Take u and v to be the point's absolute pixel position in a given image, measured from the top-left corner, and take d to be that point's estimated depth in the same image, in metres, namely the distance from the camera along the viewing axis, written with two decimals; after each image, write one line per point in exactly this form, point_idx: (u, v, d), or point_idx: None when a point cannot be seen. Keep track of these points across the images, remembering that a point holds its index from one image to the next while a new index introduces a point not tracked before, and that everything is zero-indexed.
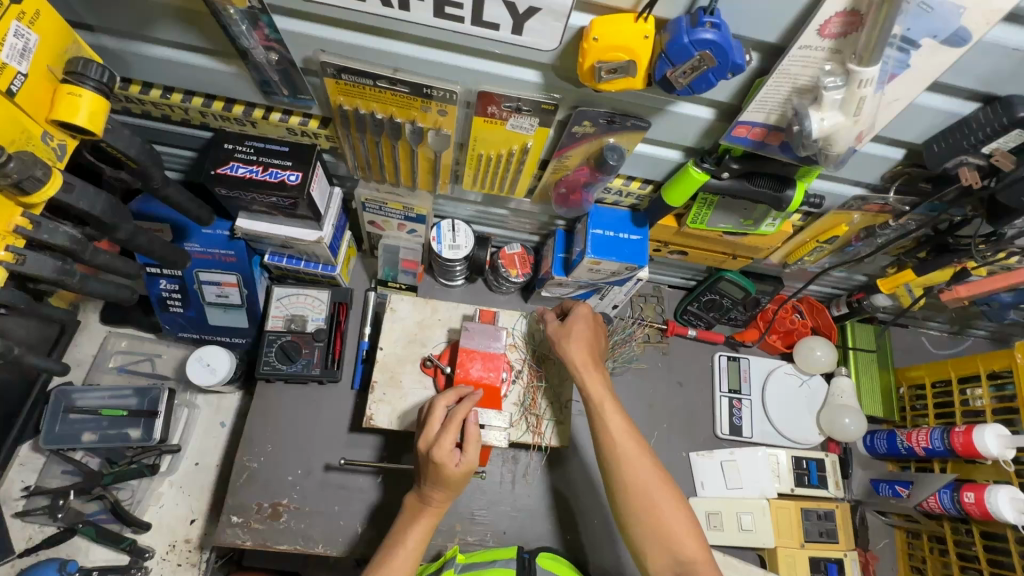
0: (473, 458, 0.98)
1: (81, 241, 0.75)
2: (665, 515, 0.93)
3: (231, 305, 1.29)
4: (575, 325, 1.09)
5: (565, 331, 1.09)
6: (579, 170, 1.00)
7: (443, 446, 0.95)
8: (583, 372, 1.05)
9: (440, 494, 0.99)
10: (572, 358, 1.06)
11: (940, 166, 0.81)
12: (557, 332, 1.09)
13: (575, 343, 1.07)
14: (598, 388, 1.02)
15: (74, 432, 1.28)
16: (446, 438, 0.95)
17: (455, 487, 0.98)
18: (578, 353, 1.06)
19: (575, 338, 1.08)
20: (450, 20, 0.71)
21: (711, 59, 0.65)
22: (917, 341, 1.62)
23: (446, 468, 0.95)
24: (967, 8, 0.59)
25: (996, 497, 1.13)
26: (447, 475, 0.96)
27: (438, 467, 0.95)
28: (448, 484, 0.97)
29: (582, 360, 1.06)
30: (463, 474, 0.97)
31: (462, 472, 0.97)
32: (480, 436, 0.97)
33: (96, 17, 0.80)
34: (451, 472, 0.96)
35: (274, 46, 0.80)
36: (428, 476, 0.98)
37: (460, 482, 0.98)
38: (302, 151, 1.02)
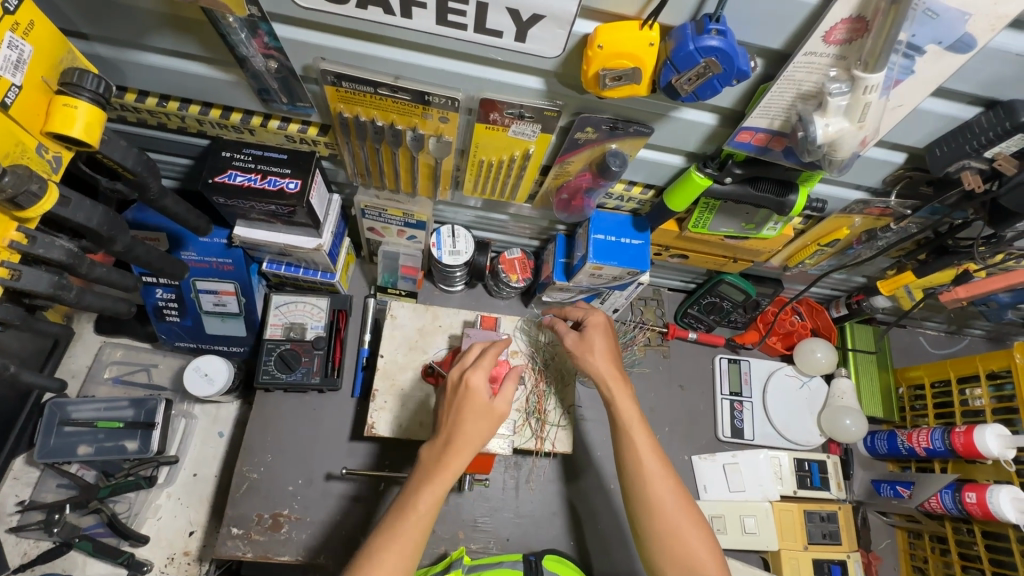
0: (506, 400, 0.90)
1: (78, 255, 0.73)
2: (688, 542, 0.88)
3: (229, 314, 1.27)
4: (595, 338, 1.07)
5: (586, 343, 1.06)
6: (581, 175, 1.00)
7: (476, 371, 0.90)
8: (610, 387, 1.01)
9: (464, 439, 0.87)
10: (598, 372, 1.03)
11: (943, 170, 0.81)
12: (578, 343, 1.07)
13: (599, 356, 1.04)
14: (627, 406, 0.98)
15: (70, 445, 1.26)
16: (479, 366, 0.91)
17: (483, 429, 0.88)
18: (603, 366, 1.04)
19: (599, 351, 1.05)
20: (453, 28, 0.70)
21: (716, 66, 0.64)
22: (915, 341, 1.62)
23: (477, 394, 0.88)
24: (973, 15, 0.59)
25: (997, 496, 1.14)
26: (478, 406, 0.88)
27: (469, 394, 0.89)
28: (476, 418, 0.88)
29: (608, 374, 1.02)
30: (494, 413, 0.89)
31: (495, 407, 0.89)
32: (518, 377, 0.92)
33: (91, 25, 0.78)
34: (482, 403, 0.88)
35: (273, 54, 0.79)
36: (452, 415, 0.89)
37: (489, 424, 0.88)
38: (301, 158, 1.01)
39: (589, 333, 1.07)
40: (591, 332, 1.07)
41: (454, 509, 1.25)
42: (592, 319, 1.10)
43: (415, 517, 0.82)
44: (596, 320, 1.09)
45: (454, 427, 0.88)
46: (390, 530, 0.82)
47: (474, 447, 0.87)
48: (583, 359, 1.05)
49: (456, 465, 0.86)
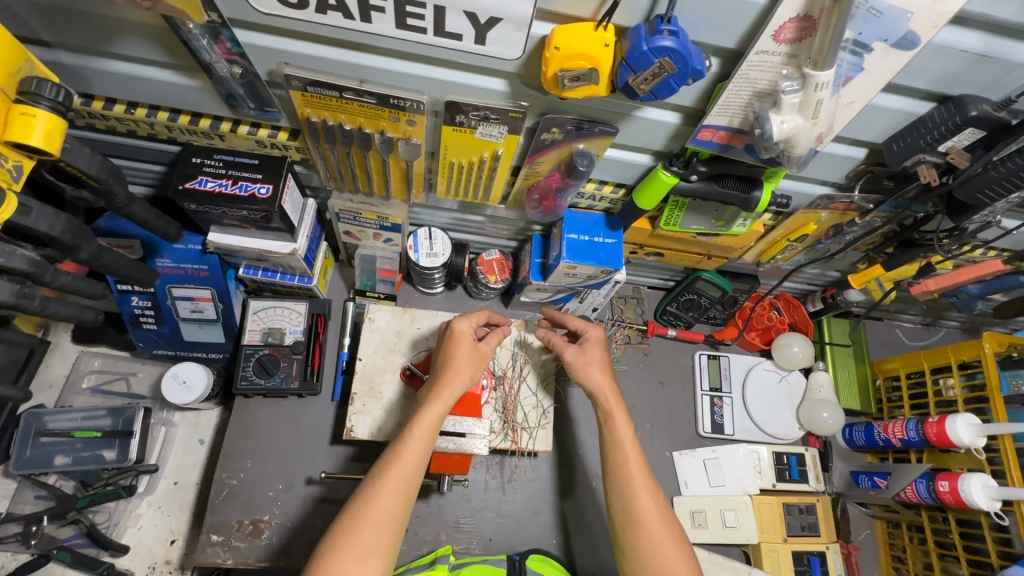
0: (491, 346, 1.01)
1: (41, 263, 0.73)
2: (665, 556, 0.89)
3: (206, 320, 1.26)
4: (594, 353, 1.04)
5: (586, 358, 1.04)
6: (551, 175, 1.01)
7: (462, 320, 1.01)
8: (606, 405, 1.01)
9: (455, 378, 0.95)
10: (596, 389, 1.02)
11: (900, 164, 0.83)
12: (577, 357, 1.05)
13: (597, 371, 1.04)
14: (622, 426, 0.99)
15: (47, 456, 1.25)
16: (464, 318, 1.02)
17: (472, 370, 0.97)
18: (601, 379, 1.03)
19: (596, 367, 1.04)
20: (413, 31, 0.71)
21: (671, 65, 0.66)
22: (892, 334, 1.65)
23: (464, 339, 0.98)
24: (915, 13, 0.60)
25: (968, 484, 1.15)
26: (466, 349, 0.98)
27: (456, 338, 0.98)
28: (466, 360, 0.97)
29: (604, 390, 1.02)
30: (482, 356, 0.99)
31: (481, 351, 0.99)
32: (504, 329, 1.03)
33: (53, 33, 0.78)
34: (469, 347, 0.98)
35: (237, 59, 0.80)
36: (444, 358, 0.97)
37: (476, 365, 0.98)
38: (273, 163, 1.01)
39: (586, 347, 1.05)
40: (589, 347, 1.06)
41: (436, 510, 1.25)
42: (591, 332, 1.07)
43: (413, 445, 0.88)
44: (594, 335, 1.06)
45: (446, 366, 0.96)
46: (393, 456, 0.88)
47: (464, 383, 0.95)
48: (581, 372, 1.04)
49: (449, 401, 0.93)
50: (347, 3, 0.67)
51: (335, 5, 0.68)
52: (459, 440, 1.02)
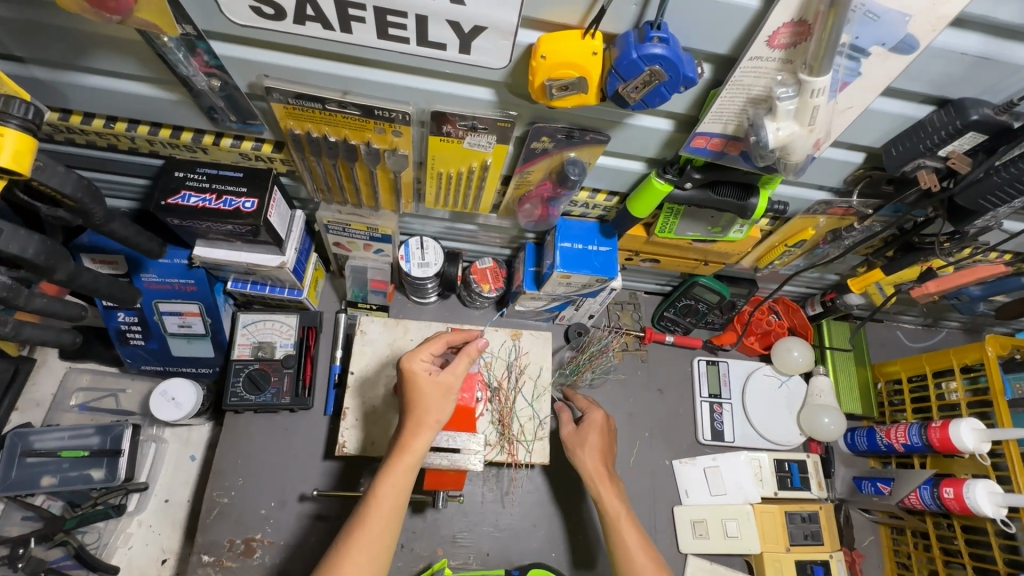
0: (455, 373, 0.92)
1: (14, 287, 0.71)
2: None
3: (195, 335, 1.24)
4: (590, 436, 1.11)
5: (580, 440, 1.10)
6: (542, 184, 0.98)
7: (417, 355, 0.92)
8: (597, 482, 1.04)
9: (420, 423, 0.89)
10: (586, 469, 1.07)
11: (900, 169, 0.80)
12: (573, 439, 1.11)
13: (590, 453, 1.08)
14: (611, 497, 1.01)
15: (33, 477, 1.22)
16: (422, 351, 0.94)
17: (437, 408, 0.90)
18: (592, 464, 1.07)
19: (591, 446, 1.08)
20: (395, 42, 0.69)
21: (661, 74, 0.63)
22: (892, 335, 1.63)
23: (420, 378, 0.90)
24: (913, 15, 0.58)
25: (973, 490, 1.13)
26: (427, 387, 0.90)
27: (412, 378, 0.90)
28: (429, 399, 0.90)
29: (595, 471, 1.06)
30: (445, 388, 0.91)
31: (442, 384, 0.91)
32: (469, 352, 0.93)
33: (24, 47, 0.76)
34: (429, 383, 0.90)
35: (214, 72, 0.77)
36: (406, 402, 0.91)
37: (440, 400, 0.90)
38: (258, 176, 0.99)
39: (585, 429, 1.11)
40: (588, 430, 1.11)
41: (432, 525, 1.23)
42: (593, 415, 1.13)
43: (380, 507, 0.85)
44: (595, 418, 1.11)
45: (408, 411, 0.90)
46: (360, 521, 0.84)
47: (430, 425, 0.89)
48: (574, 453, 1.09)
49: (416, 449, 0.88)
50: (326, 14, 0.65)
51: (314, 15, 0.65)
52: (452, 456, 1.00)
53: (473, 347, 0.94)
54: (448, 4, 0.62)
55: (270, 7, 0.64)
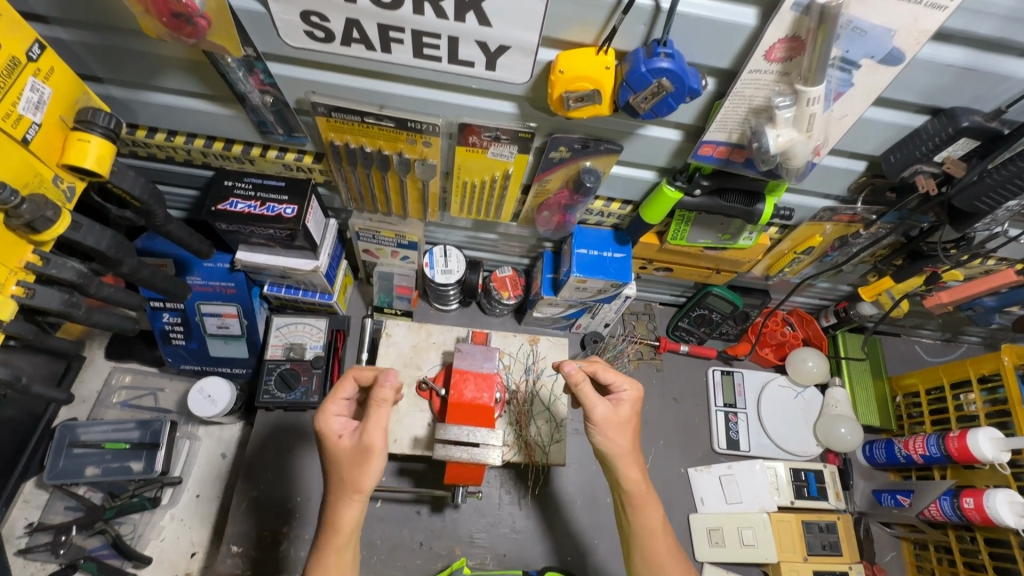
0: (370, 432, 0.86)
1: (88, 275, 0.79)
2: None
3: (231, 336, 1.32)
4: (626, 415, 0.94)
5: (621, 420, 0.93)
6: (560, 193, 1.05)
7: (328, 414, 0.90)
8: (638, 496, 0.93)
9: (342, 494, 0.87)
10: (628, 482, 0.92)
11: (899, 175, 0.86)
12: (609, 423, 0.92)
13: (627, 436, 0.93)
14: (652, 510, 0.93)
15: (79, 467, 1.31)
16: (333, 407, 0.91)
17: (357, 475, 0.86)
18: (626, 446, 0.93)
19: (627, 430, 0.94)
20: (428, 60, 0.77)
21: (668, 85, 0.70)
22: (911, 349, 1.62)
23: (329, 439, 0.88)
24: (897, 30, 0.64)
25: (993, 500, 1.13)
26: (341, 454, 0.87)
27: (326, 440, 0.89)
28: (354, 465, 0.87)
29: (637, 479, 0.93)
30: (362, 452, 0.86)
31: (354, 449, 0.87)
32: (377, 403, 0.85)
33: (106, 70, 0.87)
34: (338, 447, 0.88)
35: (268, 89, 0.87)
36: (329, 473, 0.89)
37: (358, 464, 0.86)
38: (298, 185, 1.07)
39: (617, 403, 0.95)
40: (621, 406, 0.94)
41: (451, 525, 1.26)
42: (627, 390, 0.95)
43: None
44: (629, 395, 0.95)
45: (332, 476, 0.89)
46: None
47: (361, 487, 0.86)
48: (608, 437, 0.92)
49: (344, 520, 0.87)
50: (369, 36, 0.74)
51: (358, 37, 0.74)
52: (474, 449, 1.03)
53: (379, 391, 0.87)
54: (477, 26, 0.70)
55: (321, 31, 0.74)
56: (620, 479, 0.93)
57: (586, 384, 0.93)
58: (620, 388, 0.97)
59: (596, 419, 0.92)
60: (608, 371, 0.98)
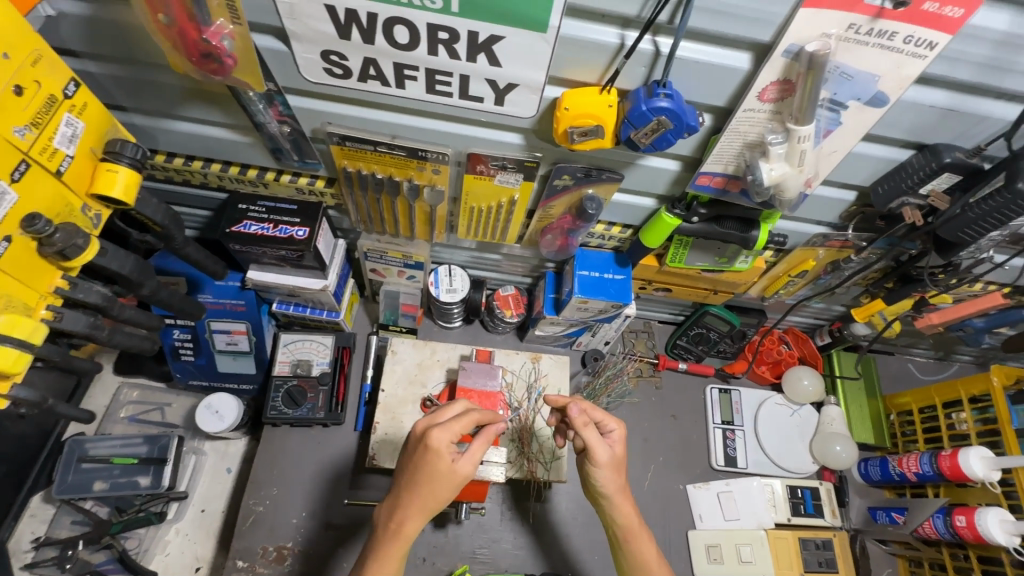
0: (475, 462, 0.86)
1: (111, 298, 0.83)
2: None
3: (240, 352, 1.35)
4: (620, 454, 0.95)
5: (618, 460, 0.94)
6: (563, 218, 1.09)
7: (447, 430, 0.85)
8: (629, 530, 0.95)
9: (418, 510, 0.85)
10: (623, 517, 0.94)
11: (887, 206, 0.90)
12: (610, 462, 0.93)
13: (622, 476, 0.95)
14: (646, 545, 0.95)
15: (86, 481, 1.31)
16: (454, 424, 0.86)
17: (442, 496, 0.85)
18: (621, 483, 0.94)
19: (622, 470, 0.95)
20: (441, 96, 0.81)
21: (667, 123, 0.74)
22: (904, 368, 1.66)
23: (442, 459, 0.83)
24: (881, 76, 0.68)
25: (984, 518, 1.15)
26: (443, 476, 0.84)
27: (433, 457, 0.83)
28: (439, 486, 0.84)
29: (629, 514, 0.95)
30: (458, 479, 0.84)
31: (456, 473, 0.84)
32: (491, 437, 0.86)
33: (131, 99, 0.91)
34: (446, 469, 0.84)
35: (286, 120, 0.91)
36: (411, 484, 0.85)
37: (451, 488, 0.85)
38: (310, 208, 1.11)
39: (611, 444, 0.95)
40: (615, 446, 0.95)
41: (453, 541, 1.27)
42: (616, 429, 0.96)
43: None
44: (620, 434, 0.96)
45: (414, 490, 0.85)
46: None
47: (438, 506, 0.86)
48: (609, 477, 0.93)
49: (409, 534, 0.86)
50: (385, 73, 0.78)
51: (375, 74, 0.78)
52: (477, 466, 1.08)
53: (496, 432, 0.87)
54: (488, 66, 0.75)
55: (339, 69, 0.78)
56: (614, 515, 0.95)
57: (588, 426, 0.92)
58: (609, 427, 0.97)
59: (600, 462, 0.91)
60: (597, 410, 0.98)
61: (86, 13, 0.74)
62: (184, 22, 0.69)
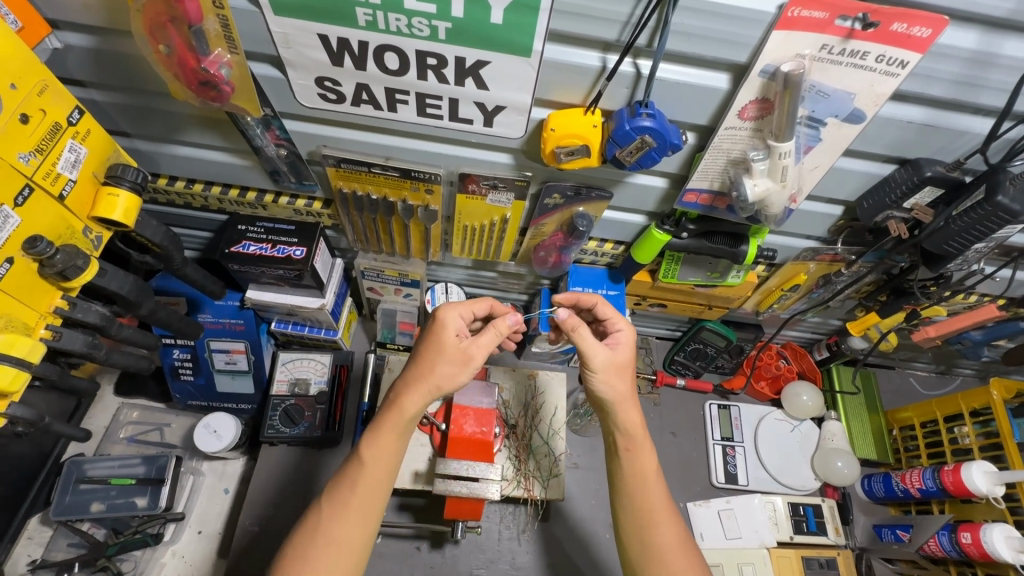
0: (481, 346, 0.91)
1: (110, 317, 0.85)
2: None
3: (238, 371, 1.36)
4: (624, 358, 0.93)
5: (620, 365, 0.92)
6: (555, 235, 1.11)
7: (455, 310, 0.93)
8: (633, 438, 0.92)
9: (421, 386, 0.89)
10: (628, 425, 0.91)
11: (873, 219, 0.91)
12: (609, 366, 0.91)
13: (627, 382, 0.92)
14: (647, 456, 0.92)
15: (84, 502, 1.31)
16: (460, 307, 0.94)
17: (447, 374, 0.88)
18: (624, 389, 0.91)
19: (627, 375, 0.93)
20: (431, 117, 0.84)
21: (651, 141, 0.76)
22: (905, 383, 1.64)
23: (445, 332, 0.90)
24: (857, 94, 0.70)
25: (989, 534, 1.13)
26: (446, 346, 0.89)
27: (439, 330, 0.91)
28: (442, 362, 0.89)
29: (635, 421, 0.92)
30: (465, 356, 0.89)
31: (461, 350, 0.90)
32: (499, 327, 0.90)
33: (134, 126, 0.94)
34: (451, 343, 0.90)
35: (283, 143, 0.94)
36: (420, 360, 0.90)
37: (457, 364, 0.89)
38: (307, 228, 1.12)
39: (615, 347, 0.95)
40: (620, 349, 0.94)
41: (450, 561, 1.24)
42: (623, 330, 0.97)
43: (370, 475, 0.86)
44: (625, 336, 0.96)
45: (418, 363, 0.90)
46: (350, 481, 0.86)
47: (443, 384, 0.88)
48: (609, 382, 0.91)
49: (408, 409, 0.88)
50: (377, 97, 0.81)
51: (367, 99, 0.81)
52: (472, 484, 1.04)
53: (501, 321, 0.91)
54: (476, 89, 0.77)
55: (333, 94, 0.81)
56: (616, 422, 0.92)
57: (586, 328, 0.92)
58: (619, 331, 0.97)
59: (595, 366, 0.90)
60: (609, 311, 1.00)
61: (91, 46, 0.78)
62: (183, 53, 0.73)
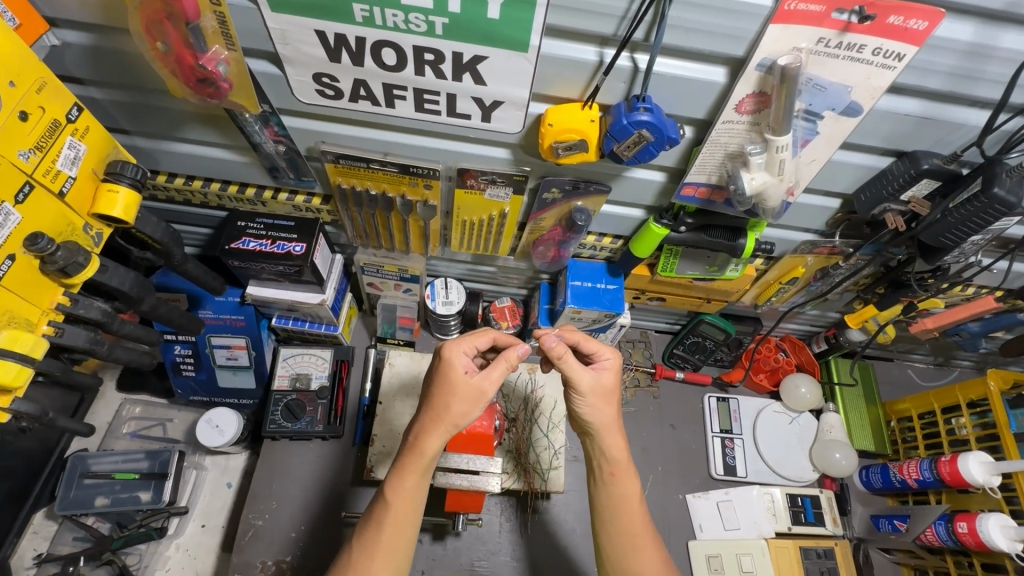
0: (491, 379, 0.89)
1: (111, 313, 0.85)
2: None
3: (240, 367, 1.37)
4: (610, 383, 0.93)
5: (606, 392, 0.92)
6: (554, 230, 1.11)
7: (460, 346, 0.90)
8: (617, 465, 0.93)
9: (438, 426, 0.87)
10: (613, 453, 0.93)
11: (870, 212, 0.91)
12: (596, 391, 0.91)
13: (613, 407, 0.93)
14: (630, 484, 0.93)
15: (89, 497, 1.33)
16: (465, 344, 0.91)
17: (462, 411, 0.88)
18: (610, 414, 0.93)
19: (614, 400, 0.93)
20: (430, 113, 0.84)
21: (648, 136, 0.76)
22: (904, 374, 1.65)
23: (455, 370, 0.88)
24: (853, 87, 0.71)
25: (985, 524, 1.14)
26: (459, 386, 0.87)
27: (447, 367, 0.88)
28: (456, 400, 0.88)
29: (619, 448, 0.93)
30: (478, 393, 0.88)
31: (472, 386, 0.88)
32: (508, 359, 0.90)
33: (133, 123, 0.94)
34: (461, 381, 0.88)
35: (281, 139, 0.94)
36: (432, 398, 0.89)
37: (471, 402, 0.88)
38: (307, 224, 1.13)
39: (601, 371, 0.94)
40: (605, 376, 0.93)
41: (452, 554, 1.26)
42: (609, 357, 0.96)
43: (395, 514, 0.87)
44: (611, 362, 0.95)
45: (431, 404, 0.89)
46: (378, 523, 0.87)
47: (460, 422, 0.88)
48: (597, 408, 0.92)
49: (428, 450, 0.87)
50: (375, 93, 0.81)
51: (365, 94, 0.81)
52: (474, 476, 1.06)
53: (510, 352, 0.91)
54: (474, 85, 0.77)
55: (331, 90, 0.81)
56: (604, 448, 0.93)
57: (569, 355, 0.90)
58: (602, 356, 0.96)
59: (580, 390, 0.90)
60: (589, 341, 0.96)
61: (89, 43, 0.78)
62: (180, 49, 0.73)
